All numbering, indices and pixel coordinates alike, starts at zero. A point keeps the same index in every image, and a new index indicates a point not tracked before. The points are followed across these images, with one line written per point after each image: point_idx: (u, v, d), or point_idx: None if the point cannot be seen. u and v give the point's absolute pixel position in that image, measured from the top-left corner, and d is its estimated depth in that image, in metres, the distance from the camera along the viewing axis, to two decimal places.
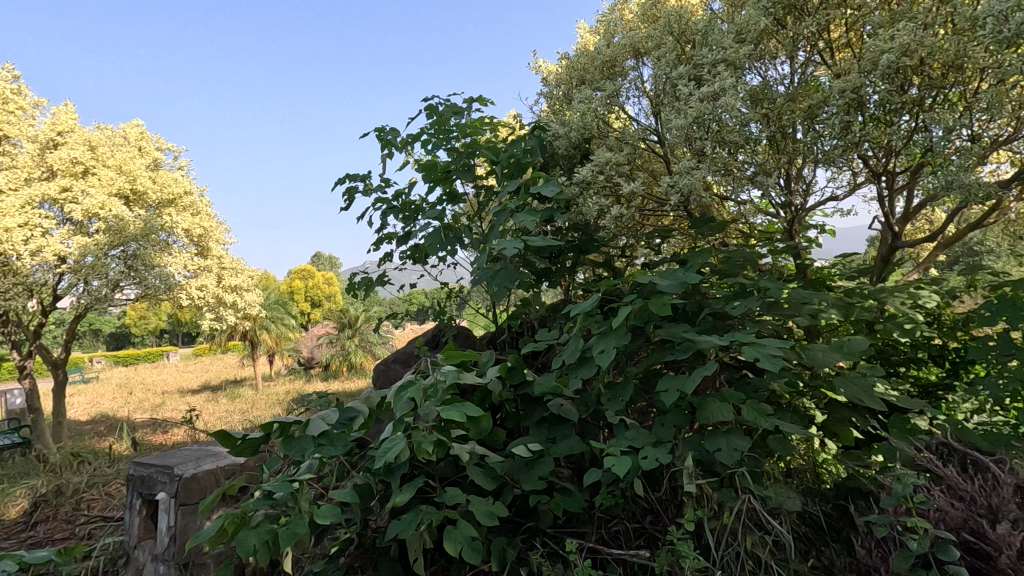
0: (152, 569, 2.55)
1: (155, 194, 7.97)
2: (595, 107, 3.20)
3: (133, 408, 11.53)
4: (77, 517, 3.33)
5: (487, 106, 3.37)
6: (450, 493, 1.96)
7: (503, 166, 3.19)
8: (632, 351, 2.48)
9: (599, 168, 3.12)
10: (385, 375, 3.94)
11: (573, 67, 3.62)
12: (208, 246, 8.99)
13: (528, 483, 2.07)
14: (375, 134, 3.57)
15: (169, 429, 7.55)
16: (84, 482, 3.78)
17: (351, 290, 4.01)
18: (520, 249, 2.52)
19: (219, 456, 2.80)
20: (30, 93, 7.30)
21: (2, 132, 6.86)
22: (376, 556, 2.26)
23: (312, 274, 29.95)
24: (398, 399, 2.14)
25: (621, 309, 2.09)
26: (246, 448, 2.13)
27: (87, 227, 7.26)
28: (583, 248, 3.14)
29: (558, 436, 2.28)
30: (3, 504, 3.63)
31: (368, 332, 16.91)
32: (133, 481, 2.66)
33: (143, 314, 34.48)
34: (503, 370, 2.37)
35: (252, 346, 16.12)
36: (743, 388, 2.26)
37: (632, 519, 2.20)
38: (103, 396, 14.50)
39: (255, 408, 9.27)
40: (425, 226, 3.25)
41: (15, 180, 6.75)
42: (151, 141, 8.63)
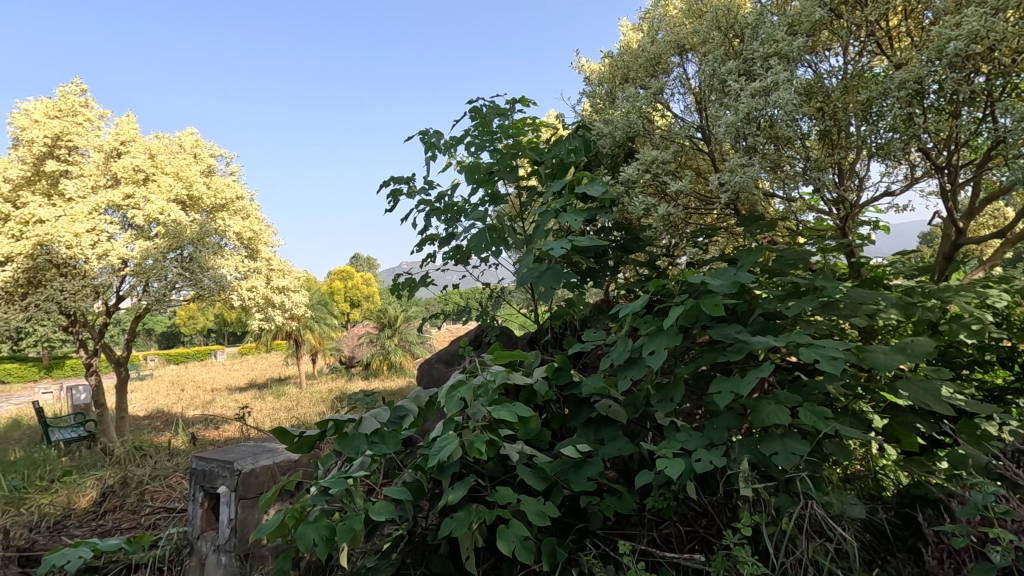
0: (214, 559, 2.66)
1: (210, 199, 8.26)
2: (640, 105, 3.15)
3: (186, 404, 12.01)
4: (142, 508, 3.50)
5: (530, 106, 3.39)
6: (501, 492, 1.97)
7: (547, 166, 3.18)
8: (681, 352, 2.44)
9: (645, 166, 3.07)
10: (429, 375, 4.01)
11: (616, 65, 3.58)
12: (256, 248, 9.29)
13: (577, 484, 2.07)
14: (420, 136, 3.63)
15: (222, 425, 7.84)
16: (147, 475, 3.97)
17: (395, 291, 4.08)
18: (566, 250, 2.50)
19: (275, 453, 2.90)
20: (96, 106, 7.71)
21: (72, 142, 7.25)
22: (427, 553, 2.30)
23: (352, 275, 30.64)
24: (448, 399, 2.16)
25: (672, 310, 2.05)
26: (302, 445, 2.19)
27: (147, 231, 7.61)
28: (627, 247, 3.11)
29: (606, 437, 2.26)
30: (75, 494, 3.84)
31: (406, 332, 17.22)
32: (195, 474, 2.78)
33: (192, 314, 36.04)
34: (550, 370, 2.37)
35: (296, 345, 16.59)
36: (799, 391, 2.20)
37: (685, 522, 2.19)
38: (158, 392, 15.15)
39: (300, 406, 9.54)
40: (469, 228, 3.28)
41: (83, 188, 7.13)
42: (205, 148, 8.95)
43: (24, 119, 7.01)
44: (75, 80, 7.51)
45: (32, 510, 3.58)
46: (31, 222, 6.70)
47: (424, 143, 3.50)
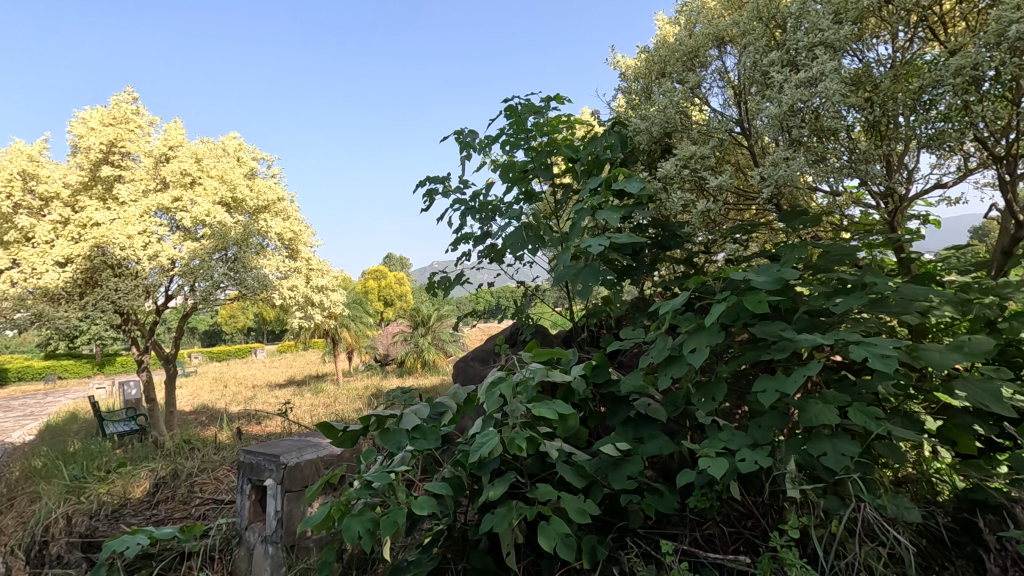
0: (261, 550, 2.75)
1: (253, 202, 8.49)
2: (677, 100, 3.11)
3: (229, 400, 12.41)
4: (192, 499, 3.65)
5: (565, 103, 3.38)
6: (542, 489, 1.98)
7: (583, 163, 3.16)
8: (722, 350, 2.40)
9: (683, 162, 3.02)
10: (465, 372, 4.06)
11: (652, 60, 3.53)
12: (297, 249, 9.52)
13: (617, 483, 2.05)
14: (455, 136, 3.67)
15: (265, 421, 8.07)
16: (196, 467, 4.13)
17: (431, 289, 4.13)
18: (604, 247, 2.48)
19: (318, 447, 2.98)
20: (147, 113, 8.06)
21: (124, 148, 7.60)
22: (467, 548, 2.32)
23: (385, 274, 31.15)
24: (488, 396, 2.17)
25: (715, 307, 2.02)
26: (346, 440, 2.25)
27: (194, 233, 7.88)
28: (664, 245, 3.07)
29: (645, 435, 2.24)
30: (131, 485, 4.03)
31: (440, 330, 17.44)
32: (243, 467, 2.88)
33: (234, 313, 37.29)
34: (588, 368, 2.36)
35: (333, 343, 16.95)
36: (847, 390, 2.13)
37: (728, 523, 2.16)
38: (203, 389, 15.71)
39: (338, 402, 9.73)
40: (505, 226, 3.29)
41: (135, 193, 7.43)
42: (248, 151, 9.16)
43: (82, 127, 7.39)
44: (127, 88, 7.88)
45: (91, 498, 3.76)
46: (89, 224, 6.99)
47: (459, 143, 3.54)
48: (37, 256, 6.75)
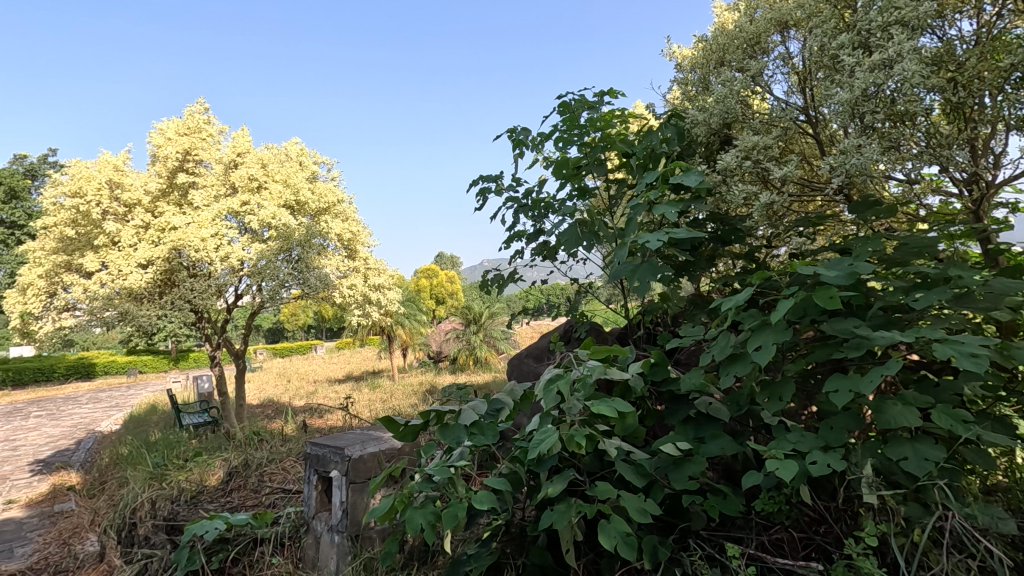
0: (328, 538, 2.85)
1: (314, 204, 8.81)
2: (737, 89, 3.01)
3: (292, 394, 13.00)
4: (262, 488, 3.84)
5: (618, 97, 3.33)
6: (601, 487, 1.96)
7: (638, 158, 3.07)
8: (789, 347, 2.29)
9: (744, 153, 2.91)
10: (520, 369, 4.08)
11: (710, 49, 3.43)
12: (355, 249, 9.75)
13: (678, 483, 2.02)
14: (507, 135, 3.69)
15: (326, 415, 8.39)
16: (265, 457, 4.33)
17: (485, 287, 4.16)
18: (662, 242, 2.42)
19: (380, 440, 3.08)
20: (217, 122, 8.53)
21: (198, 156, 8.07)
22: (525, 544, 2.34)
23: (437, 274, 31.73)
24: (546, 393, 2.17)
25: (782, 304, 1.93)
26: (407, 434, 2.30)
27: (261, 234, 8.26)
28: (725, 239, 2.96)
29: (707, 435, 2.18)
30: (207, 474, 4.27)
31: (492, 328, 17.67)
32: (311, 458, 3.02)
33: (295, 311, 38.91)
34: (646, 366, 2.31)
35: (388, 340, 17.40)
36: (928, 391, 1.99)
37: (797, 528, 2.08)
38: (267, 384, 16.48)
39: (394, 398, 10.00)
40: (558, 223, 3.28)
41: (208, 198, 7.86)
42: (310, 156, 9.40)
43: (160, 138, 7.91)
44: (199, 100, 8.37)
45: (173, 485, 4.02)
46: (167, 229, 7.47)
47: (511, 141, 3.55)
48: (123, 259, 7.20)
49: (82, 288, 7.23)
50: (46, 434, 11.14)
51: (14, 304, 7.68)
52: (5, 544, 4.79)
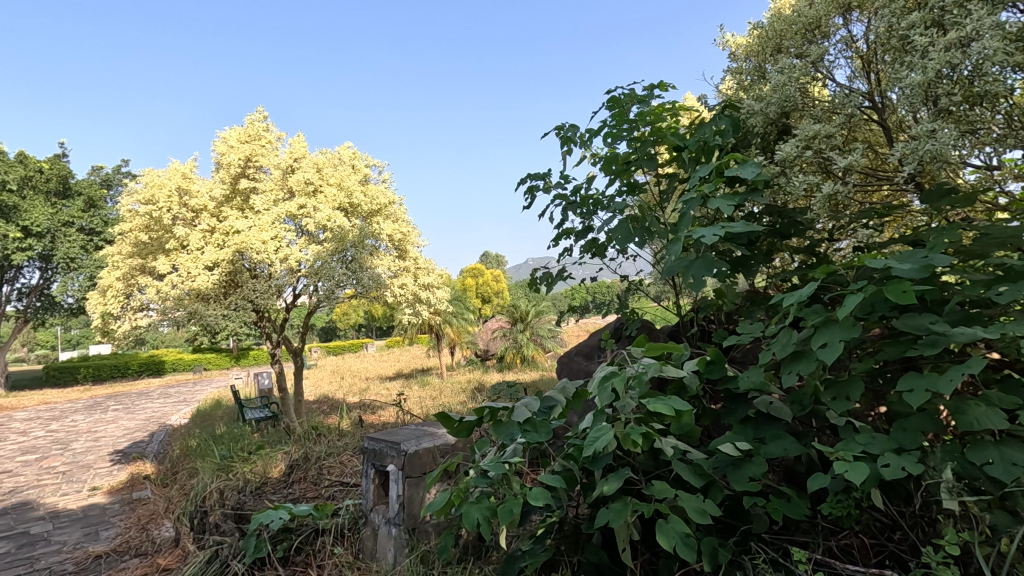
0: (385, 531, 2.92)
1: (367, 206, 9.04)
2: (797, 77, 2.89)
3: (346, 391, 13.42)
4: (321, 480, 3.99)
5: (669, 89, 3.27)
6: (658, 486, 1.93)
7: (690, 151, 2.98)
8: (856, 345, 2.18)
9: (805, 143, 2.79)
10: (570, 367, 4.07)
11: (767, 35, 3.31)
12: (406, 249, 9.95)
13: (739, 484, 1.96)
14: (555, 132, 3.68)
15: (379, 410, 8.61)
16: (324, 451, 4.48)
17: (533, 285, 4.16)
18: (718, 236, 2.34)
19: (434, 436, 3.14)
20: (275, 129, 8.92)
21: (258, 162, 8.43)
22: (580, 541, 2.33)
23: (483, 272, 32.02)
24: (600, 390, 2.14)
25: (850, 300, 1.84)
26: (462, 429, 2.33)
27: (318, 236, 8.55)
28: (784, 233, 2.84)
29: (768, 435, 2.10)
30: (270, 466, 4.47)
31: (539, 326, 17.68)
32: (368, 453, 3.11)
33: (346, 311, 40.11)
34: (702, 363, 2.25)
35: (437, 338, 17.68)
36: (1014, 391, 1.86)
37: (868, 534, 1.99)
38: (322, 380, 17.08)
39: (444, 395, 10.15)
40: (608, 219, 3.24)
41: (268, 202, 8.21)
42: (362, 159, 9.65)
43: (223, 146, 8.34)
44: (259, 108, 8.77)
45: (239, 476, 4.23)
46: (231, 232, 7.86)
47: (560, 139, 3.54)
48: (191, 261, 7.60)
49: (155, 289, 7.69)
50: (124, 426, 11.94)
51: (96, 305, 8.25)
52: (92, 527, 5.16)
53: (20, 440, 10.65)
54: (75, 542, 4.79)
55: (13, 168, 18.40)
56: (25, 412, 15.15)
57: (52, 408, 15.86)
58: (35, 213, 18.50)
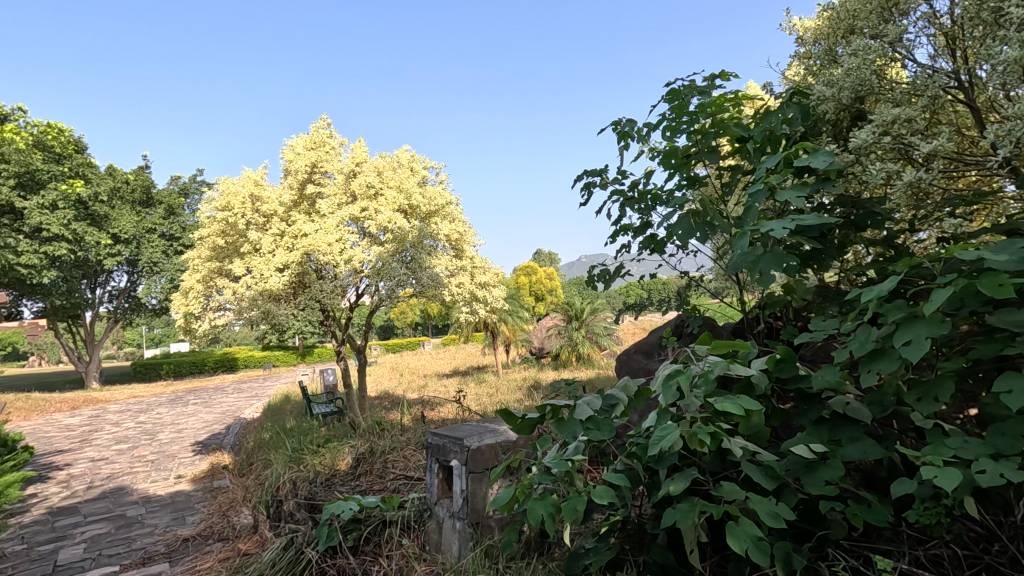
0: (450, 524, 2.99)
1: (425, 207, 9.25)
2: (873, 58, 2.74)
3: (405, 388, 13.80)
4: (386, 474, 4.13)
5: (731, 79, 3.17)
6: (728, 488, 1.88)
7: (755, 141, 2.85)
8: (943, 342, 2.04)
9: (882, 128, 2.63)
10: (630, 365, 4.02)
11: (838, 16, 3.14)
12: (462, 248, 10.12)
13: (814, 488, 1.88)
14: (612, 127, 3.64)
15: (439, 407, 8.81)
16: (388, 445, 4.63)
17: (591, 282, 4.12)
18: (788, 229, 2.23)
19: (496, 433, 3.17)
20: (338, 136, 9.27)
21: (322, 167, 8.80)
22: (645, 541, 2.29)
23: (537, 270, 32.14)
24: (664, 388, 2.10)
25: (938, 295, 1.72)
26: (524, 426, 2.35)
27: (379, 238, 8.83)
28: (859, 224, 2.67)
29: (845, 437, 2.00)
30: (338, 459, 4.66)
31: (594, 324, 17.55)
32: (432, 448, 3.19)
33: (403, 310, 41.16)
34: (772, 361, 2.17)
35: (493, 336, 17.86)
36: None
37: (961, 544, 1.87)
38: (382, 377, 17.62)
39: (500, 392, 10.23)
40: (669, 214, 3.16)
41: (332, 206, 8.54)
42: (419, 161, 9.85)
43: (291, 153, 8.75)
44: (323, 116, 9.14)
45: (310, 467, 4.43)
46: (299, 235, 8.22)
47: (616, 134, 3.50)
48: (264, 264, 8.00)
49: (232, 290, 8.16)
50: (203, 419, 12.76)
51: (178, 306, 8.83)
52: (179, 512, 5.57)
53: (114, 431, 11.59)
54: (165, 525, 5.19)
55: (103, 180, 19.96)
56: (118, 405, 16.47)
57: (141, 401, 17.16)
58: (123, 221, 19.99)
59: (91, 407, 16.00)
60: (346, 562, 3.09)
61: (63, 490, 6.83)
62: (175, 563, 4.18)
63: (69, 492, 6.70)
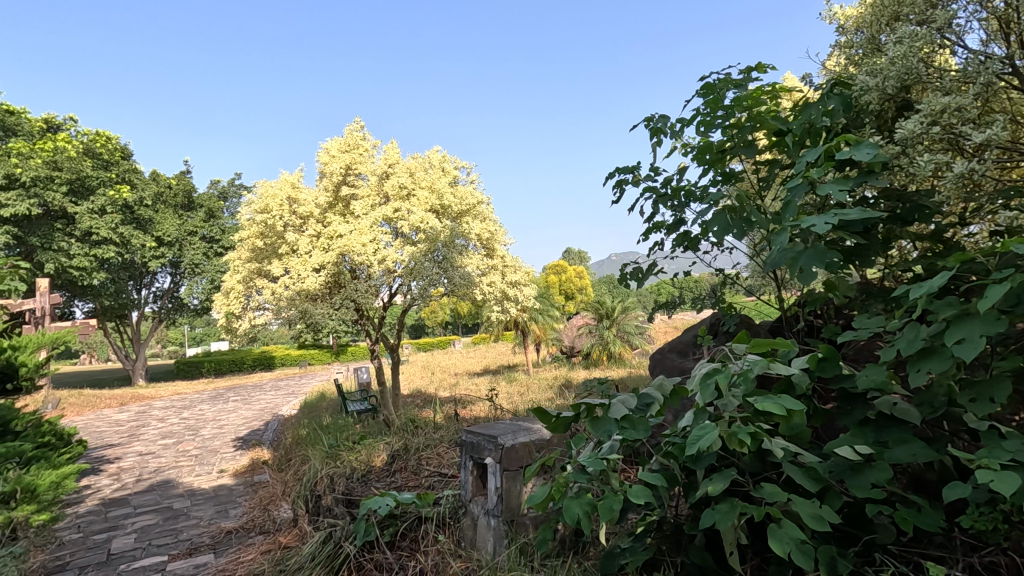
0: (484, 521, 3.02)
1: (457, 207, 9.32)
2: (920, 46, 2.64)
3: (436, 386, 13.92)
4: (421, 471, 4.19)
5: (768, 71, 3.09)
6: (769, 489, 1.83)
7: (794, 134, 2.78)
8: (999, 340, 1.95)
9: (931, 118, 2.53)
10: (663, 364, 3.98)
11: (882, 3, 3.03)
12: (493, 247, 10.16)
13: (860, 491, 1.82)
14: (644, 123, 3.60)
15: (471, 405, 8.87)
16: (422, 443, 4.68)
17: (623, 281, 4.08)
18: (831, 225, 2.17)
19: (530, 431, 3.18)
20: (371, 138, 9.43)
21: (356, 169, 8.96)
22: (682, 542, 2.25)
23: (566, 269, 32.07)
24: (702, 387, 2.07)
25: (994, 291, 1.64)
26: (559, 425, 2.34)
27: (412, 238, 8.94)
28: (905, 218, 2.57)
29: (892, 438, 1.93)
30: (374, 455, 4.74)
31: (626, 323, 17.41)
32: (466, 445, 3.22)
33: (433, 310, 41.58)
34: (814, 360, 2.11)
35: (523, 335, 17.88)
36: None
37: (1018, 551, 1.80)
38: (413, 376, 17.84)
39: (531, 391, 10.24)
40: (703, 211, 3.10)
41: (366, 207, 8.70)
42: (450, 161, 9.93)
43: (326, 156, 8.94)
44: (356, 118, 9.31)
45: (346, 464, 4.53)
46: (335, 236, 8.38)
47: (649, 130, 3.47)
48: (301, 264, 8.18)
49: (271, 290, 8.39)
50: (243, 415, 13.16)
51: (220, 305, 9.12)
52: (222, 505, 5.76)
53: (160, 426, 12.07)
54: (209, 518, 5.37)
55: (148, 185, 20.77)
56: (163, 401, 17.12)
57: (184, 398, 17.78)
58: (166, 225, 20.78)
59: (138, 403, 16.68)
60: (383, 557, 3.15)
61: (114, 483, 7.14)
62: (220, 554, 4.33)
63: (119, 484, 7.01)
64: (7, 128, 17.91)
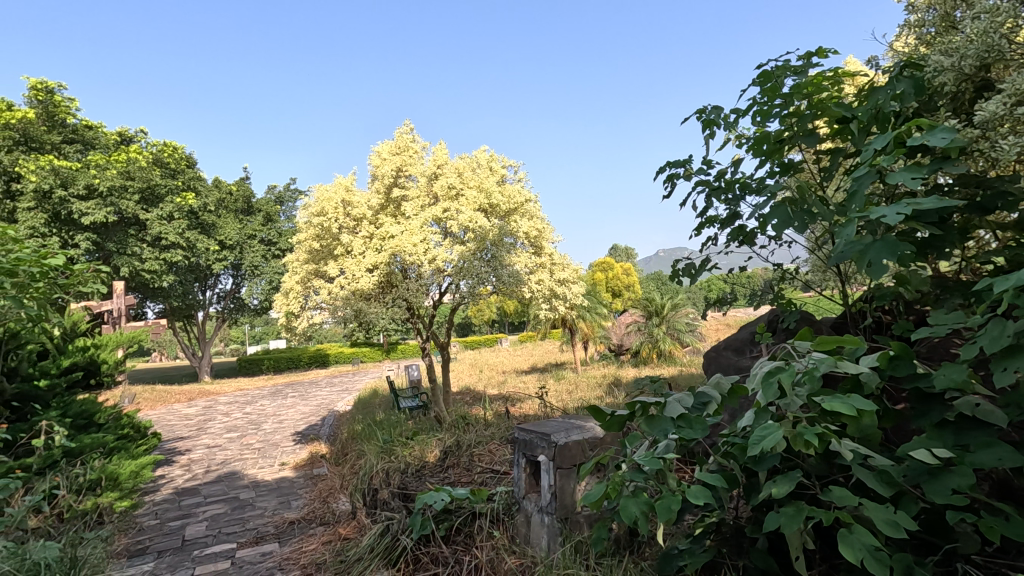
0: (538, 518, 3.05)
1: (505, 205, 9.37)
2: (1003, 20, 2.46)
3: (484, 384, 14.08)
4: (474, 467, 4.25)
5: (829, 55, 2.95)
6: (838, 492, 1.75)
7: (859, 121, 2.63)
8: None
9: (1015, 98, 2.35)
10: (719, 362, 3.89)
11: None
12: (541, 245, 10.15)
13: (939, 497, 1.71)
14: (697, 116, 3.51)
15: (520, 402, 8.90)
16: (474, 440, 4.74)
17: (675, 277, 3.99)
18: (903, 214, 2.03)
19: (583, 429, 3.16)
20: (420, 140, 9.64)
21: (406, 170, 9.17)
22: (744, 545, 2.18)
23: (612, 266, 31.73)
24: (763, 386, 2.00)
25: None
26: (613, 423, 2.32)
27: (461, 237, 9.04)
28: (985, 206, 2.35)
29: (974, 442, 1.80)
30: (427, 451, 4.84)
31: (675, 320, 17.08)
32: (519, 443, 3.25)
33: (479, 309, 41.98)
34: (885, 358, 1.99)
35: (571, 333, 17.81)
36: None
37: None
38: (462, 373, 18.08)
39: (580, 390, 10.19)
40: (761, 204, 2.98)
41: (416, 208, 8.88)
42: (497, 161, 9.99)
43: (377, 159, 9.19)
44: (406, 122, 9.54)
45: (400, 459, 4.65)
46: (387, 237, 8.59)
47: (701, 122, 3.38)
48: (355, 265, 8.42)
49: (327, 291, 8.70)
50: (300, 411, 13.70)
51: (280, 305, 9.51)
52: (285, 497, 6.03)
53: (224, 420, 12.72)
54: (273, 508, 5.63)
55: (211, 192, 21.88)
56: (227, 397, 18.02)
57: (246, 394, 18.64)
58: (228, 229, 21.90)
59: (204, 398, 17.68)
60: (439, 550, 3.21)
61: (186, 473, 7.59)
62: (284, 543, 4.52)
63: (190, 475, 7.43)
64: (86, 142, 19.18)
